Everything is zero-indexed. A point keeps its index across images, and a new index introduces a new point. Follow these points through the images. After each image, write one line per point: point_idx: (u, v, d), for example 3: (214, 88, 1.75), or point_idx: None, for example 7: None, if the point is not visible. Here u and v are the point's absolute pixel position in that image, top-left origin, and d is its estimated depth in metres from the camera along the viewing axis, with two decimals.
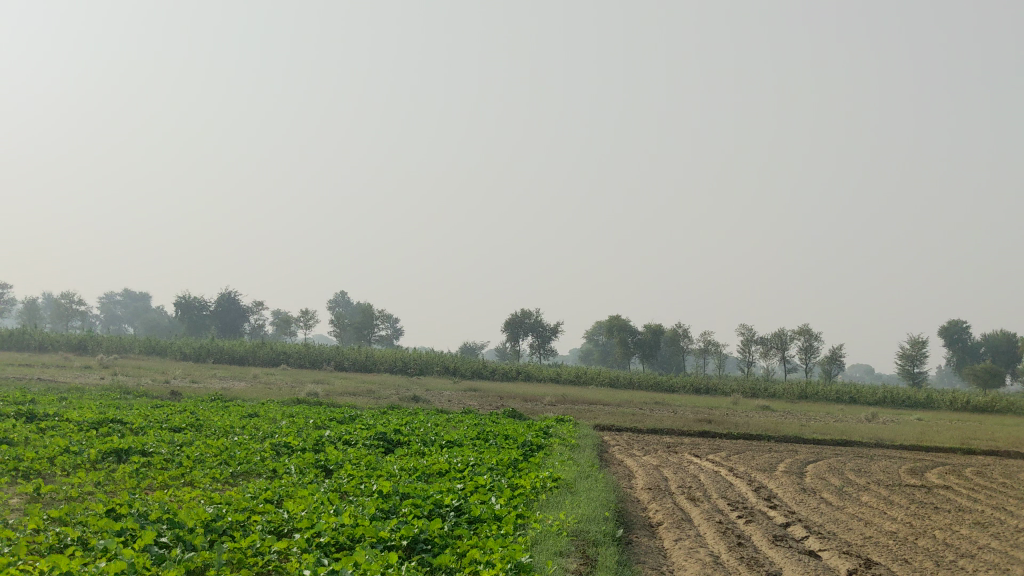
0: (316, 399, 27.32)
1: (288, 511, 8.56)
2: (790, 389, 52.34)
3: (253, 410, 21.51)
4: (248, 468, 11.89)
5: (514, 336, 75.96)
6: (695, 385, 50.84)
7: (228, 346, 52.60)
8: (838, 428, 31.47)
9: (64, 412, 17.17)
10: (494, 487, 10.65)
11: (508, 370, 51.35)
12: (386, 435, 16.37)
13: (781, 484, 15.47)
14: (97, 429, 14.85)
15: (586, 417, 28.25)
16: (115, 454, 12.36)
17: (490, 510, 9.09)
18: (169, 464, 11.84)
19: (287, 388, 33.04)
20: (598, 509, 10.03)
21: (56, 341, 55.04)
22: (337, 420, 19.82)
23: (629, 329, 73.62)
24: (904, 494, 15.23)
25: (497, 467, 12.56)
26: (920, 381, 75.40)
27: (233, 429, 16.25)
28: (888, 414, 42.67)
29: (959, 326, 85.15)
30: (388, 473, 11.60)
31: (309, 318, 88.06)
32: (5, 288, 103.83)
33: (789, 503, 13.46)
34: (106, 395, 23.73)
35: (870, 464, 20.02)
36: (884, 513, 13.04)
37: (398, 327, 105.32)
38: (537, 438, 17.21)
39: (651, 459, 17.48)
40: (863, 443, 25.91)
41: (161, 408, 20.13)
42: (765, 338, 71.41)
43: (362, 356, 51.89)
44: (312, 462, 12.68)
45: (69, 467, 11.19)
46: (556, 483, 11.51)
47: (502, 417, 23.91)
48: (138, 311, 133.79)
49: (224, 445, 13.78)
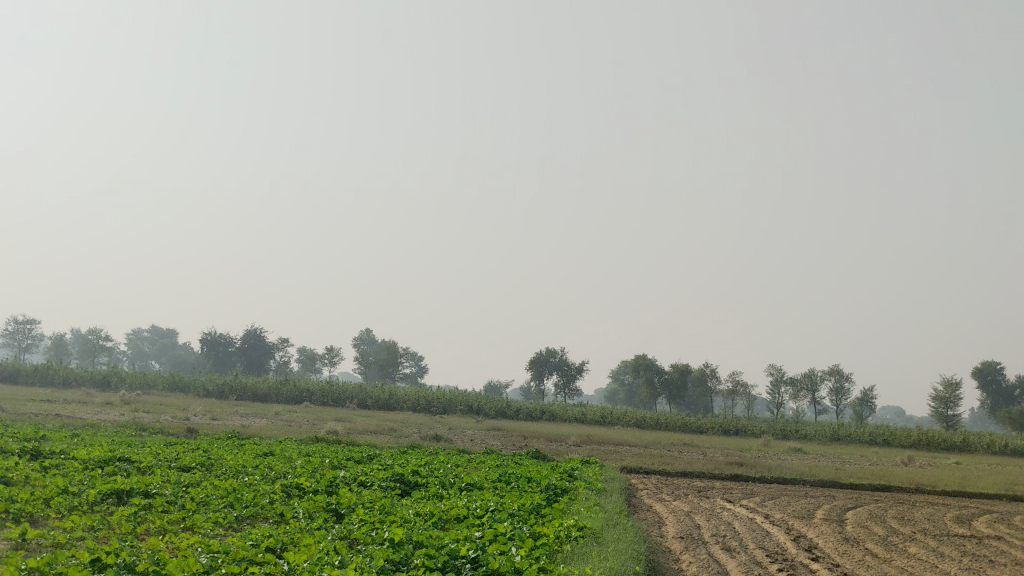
0: (336, 438, 26.63)
1: (288, 561, 7.86)
2: (822, 431, 50.88)
3: (269, 449, 20.81)
4: (254, 512, 11.23)
5: (539, 374, 74.94)
6: (723, 427, 49.66)
7: (250, 383, 52.07)
8: (874, 472, 30.28)
9: (71, 450, 16.49)
10: (515, 536, 9.91)
11: (533, 410, 50.43)
12: (404, 476, 15.66)
13: (820, 533, 14.52)
14: (102, 468, 14.24)
15: (612, 458, 27.32)
16: (115, 494, 11.72)
17: (510, 562, 8.35)
18: (171, 507, 11.19)
19: (305, 426, 32.39)
20: (627, 562, 9.22)
21: (80, 377, 54.61)
22: (354, 461, 19.03)
23: (655, 369, 72.55)
24: (953, 545, 14.24)
25: (520, 514, 11.78)
26: (953, 424, 73.56)
27: (244, 469, 15.60)
28: (925, 458, 41.22)
29: (993, 368, 83.08)
30: (402, 518, 10.89)
31: (334, 356, 87.73)
32: (33, 324, 104.33)
33: (832, 554, 12.57)
34: (120, 432, 23.05)
35: (913, 511, 18.99)
36: (935, 566, 12.14)
37: (423, 366, 104.84)
38: (561, 481, 16.37)
39: (681, 506, 16.58)
40: (903, 488, 24.76)
41: (174, 446, 19.47)
42: (795, 378, 70.03)
43: (385, 394, 51.15)
44: (323, 505, 11.96)
45: (65, 510, 10.58)
46: (581, 531, 10.71)
47: (527, 458, 23.11)
48: (163, 348, 134.07)
49: (233, 486, 13.09)
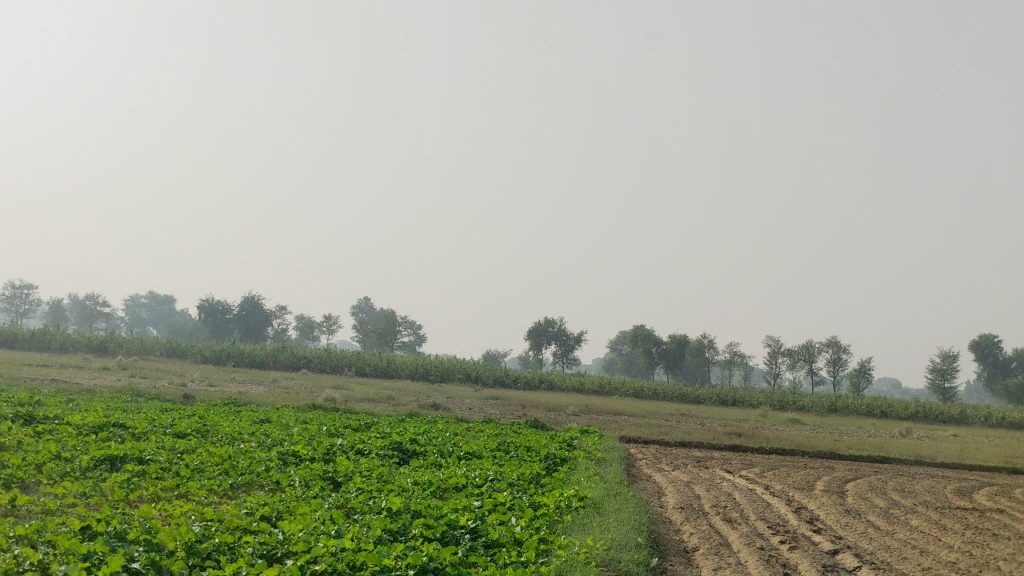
0: (333, 405, 26.54)
1: (283, 531, 7.68)
2: (820, 402, 50.83)
3: (265, 416, 20.67)
4: (250, 480, 11.06)
5: (537, 344, 74.93)
6: (721, 397, 49.64)
7: (248, 350, 51.96)
8: (873, 444, 30.20)
9: (65, 415, 16.31)
10: (515, 506, 9.74)
11: (531, 379, 50.38)
12: (402, 444, 15.50)
13: (822, 505, 14.39)
14: (97, 434, 14.07)
15: (610, 428, 27.21)
16: (109, 461, 11.55)
17: (510, 533, 8.17)
18: (166, 474, 11.04)
19: (303, 393, 32.30)
20: (629, 534, 9.05)
21: (77, 342, 54.47)
22: (352, 428, 18.89)
23: (653, 339, 72.50)
24: (956, 518, 14.11)
25: (519, 483, 11.63)
26: (950, 396, 73.68)
27: (241, 436, 15.44)
28: (923, 430, 41.19)
29: (990, 340, 83.05)
30: (400, 487, 10.71)
31: (332, 324, 87.67)
32: (31, 289, 104.14)
33: (834, 526, 12.43)
34: (116, 398, 22.92)
35: (914, 483, 18.88)
36: (939, 539, 12.00)
37: (421, 334, 104.85)
38: (561, 451, 16.20)
39: (681, 476, 16.45)
40: (902, 460, 24.67)
41: (169, 412, 19.31)
42: (793, 349, 70.00)
43: (383, 362, 51.08)
44: (320, 473, 11.79)
45: (57, 476, 10.41)
46: (582, 501, 10.55)
47: (526, 427, 22.99)
48: (161, 314, 134.01)
49: (228, 453, 12.92)
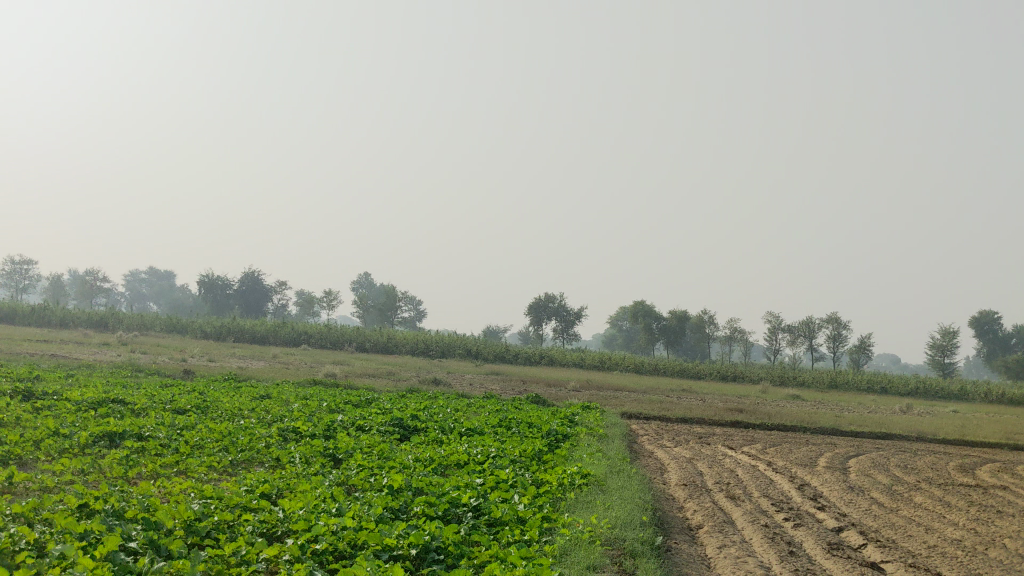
0: (333, 381, 26.47)
1: (283, 508, 7.58)
2: (820, 378, 50.80)
3: (265, 391, 20.60)
4: (250, 456, 10.97)
5: (537, 319, 74.92)
6: (722, 373, 49.61)
7: (248, 325, 51.88)
8: (874, 420, 30.13)
9: (64, 392, 16.20)
10: (517, 484, 9.64)
11: (531, 354, 50.36)
12: (403, 420, 15.41)
13: (825, 482, 14.32)
14: (96, 410, 13.96)
15: (611, 404, 27.15)
16: (107, 438, 11.45)
17: (513, 511, 8.08)
18: (165, 450, 10.96)
19: (304, 369, 32.27)
20: (633, 512, 8.96)
21: (77, 318, 54.33)
22: (352, 404, 18.83)
23: (653, 315, 72.43)
24: (960, 495, 14.03)
25: (522, 460, 11.53)
26: (949, 372, 73.69)
27: (241, 412, 15.33)
28: (924, 406, 41.16)
29: (990, 316, 82.93)
30: (402, 464, 10.61)
31: (332, 300, 87.57)
32: (31, 264, 103.90)
33: (837, 503, 12.36)
34: (116, 373, 22.86)
35: (916, 459, 18.79)
36: (943, 516, 11.93)
37: (421, 310, 104.80)
38: (562, 427, 16.10)
39: (683, 452, 16.39)
40: (903, 436, 24.59)
41: (169, 388, 19.23)
42: (793, 325, 69.93)
43: (383, 337, 50.98)
44: (320, 450, 11.68)
45: (55, 452, 10.30)
46: (585, 479, 10.45)
47: (526, 403, 22.91)
48: (161, 291, 133.79)
49: (227, 429, 12.81)
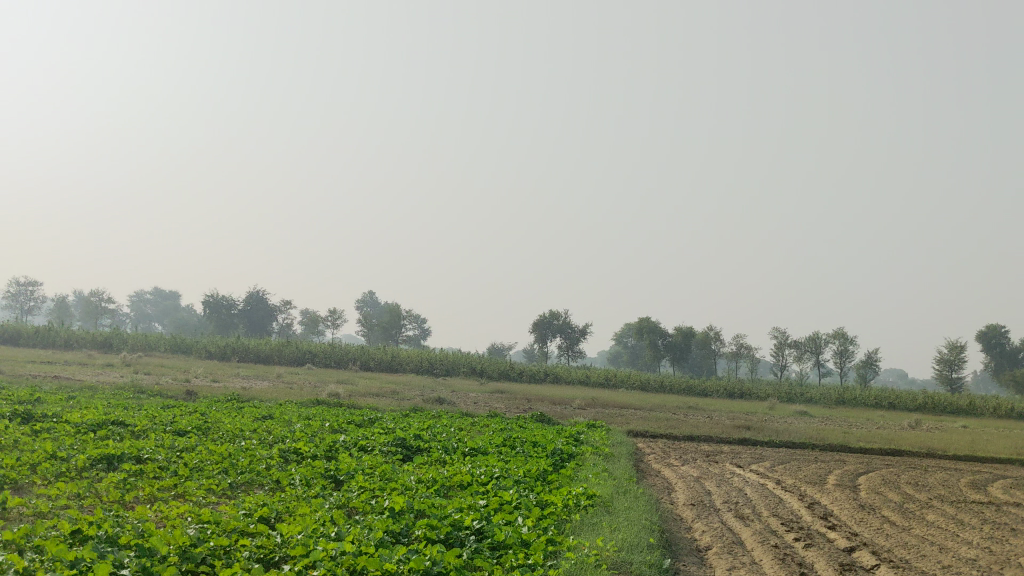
0: (336, 401, 26.30)
1: (281, 533, 7.40)
2: (827, 394, 50.44)
3: (268, 412, 20.41)
4: (249, 479, 10.79)
5: (542, 337, 74.72)
6: (728, 390, 49.30)
7: (253, 345, 51.74)
8: (883, 436, 29.82)
9: (64, 414, 16.04)
10: (521, 505, 9.44)
11: (536, 372, 50.13)
12: (406, 440, 15.22)
13: (835, 500, 14.09)
14: (95, 433, 13.79)
15: (617, 422, 26.90)
16: (105, 460, 11.29)
17: (517, 534, 7.89)
18: (163, 473, 10.79)
19: (307, 389, 32.11)
20: (640, 534, 8.77)
21: (81, 339, 54.27)
22: (355, 425, 18.65)
23: (659, 331, 72.15)
24: (973, 513, 13.78)
25: (525, 480, 11.33)
26: (957, 387, 73.23)
27: (242, 433, 15.16)
28: (932, 421, 40.81)
29: (998, 330, 82.42)
30: (404, 486, 10.42)
31: (337, 318, 87.47)
32: (36, 285, 103.98)
33: (849, 522, 12.14)
34: (118, 394, 22.70)
35: (927, 476, 18.54)
36: (956, 535, 11.69)
37: (426, 328, 104.63)
38: (568, 446, 15.90)
39: (691, 471, 16.16)
40: (914, 452, 24.29)
41: (171, 408, 19.06)
42: (799, 341, 69.59)
43: (388, 356, 50.79)
44: (321, 471, 11.49)
45: (52, 476, 10.15)
46: (591, 500, 10.24)
47: (531, 422, 22.67)
48: (166, 311, 133.75)
49: (228, 451, 12.64)
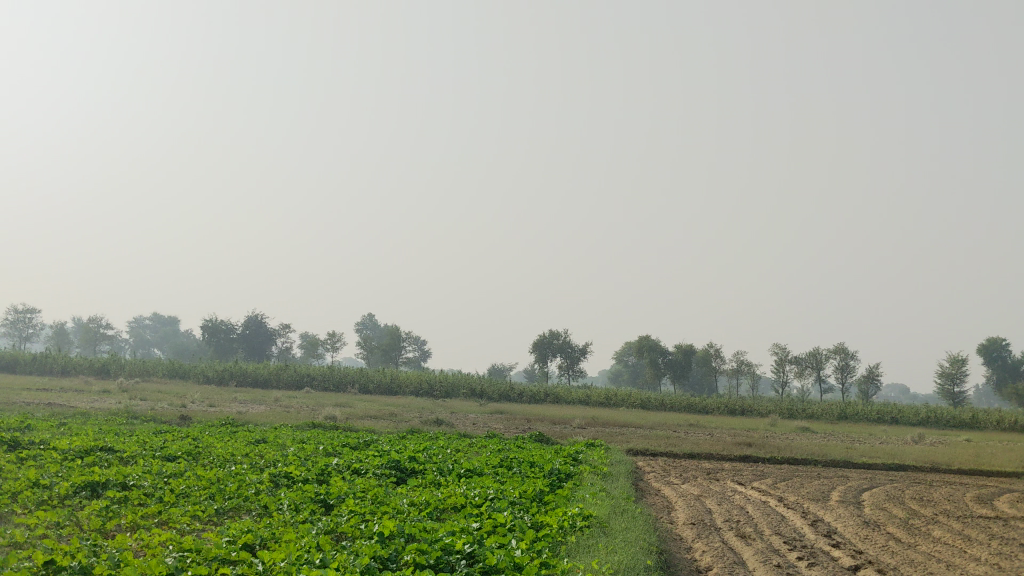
0: (332, 423, 25.96)
1: (263, 560, 7.15)
2: (829, 410, 50.02)
3: (262, 436, 20.08)
4: (236, 504, 10.52)
5: (541, 356, 74.42)
6: (729, 407, 49.03)
7: (251, 369, 51.37)
8: (886, 451, 29.53)
9: (52, 440, 15.73)
10: (515, 527, 9.16)
11: (536, 392, 49.77)
12: (400, 463, 14.92)
13: (839, 517, 13.77)
14: (82, 459, 13.51)
15: (617, 440, 26.64)
16: (89, 487, 11.02)
17: (509, 558, 7.59)
18: (149, 500, 10.52)
19: (304, 412, 31.81)
20: (638, 556, 8.48)
21: (78, 365, 53.92)
22: (349, 447, 18.35)
23: (659, 349, 71.81)
24: (979, 528, 13.52)
25: (520, 502, 11.04)
26: (959, 401, 72.79)
27: (233, 458, 14.86)
28: (935, 435, 40.49)
29: (999, 343, 82.06)
30: (394, 509, 10.14)
31: (336, 341, 87.13)
32: (34, 312, 103.62)
33: (853, 540, 11.83)
34: (110, 421, 22.35)
35: (931, 491, 18.23)
36: (964, 551, 11.40)
37: (426, 349, 104.31)
38: (565, 466, 15.59)
39: (691, 489, 15.88)
40: (917, 467, 24.00)
41: (162, 434, 18.71)
42: (799, 357, 69.25)
43: (387, 378, 50.45)
44: (311, 496, 11.21)
45: (33, 504, 9.88)
46: (587, 521, 9.96)
47: (530, 442, 22.40)
48: (165, 336, 133.47)
49: (216, 476, 12.34)
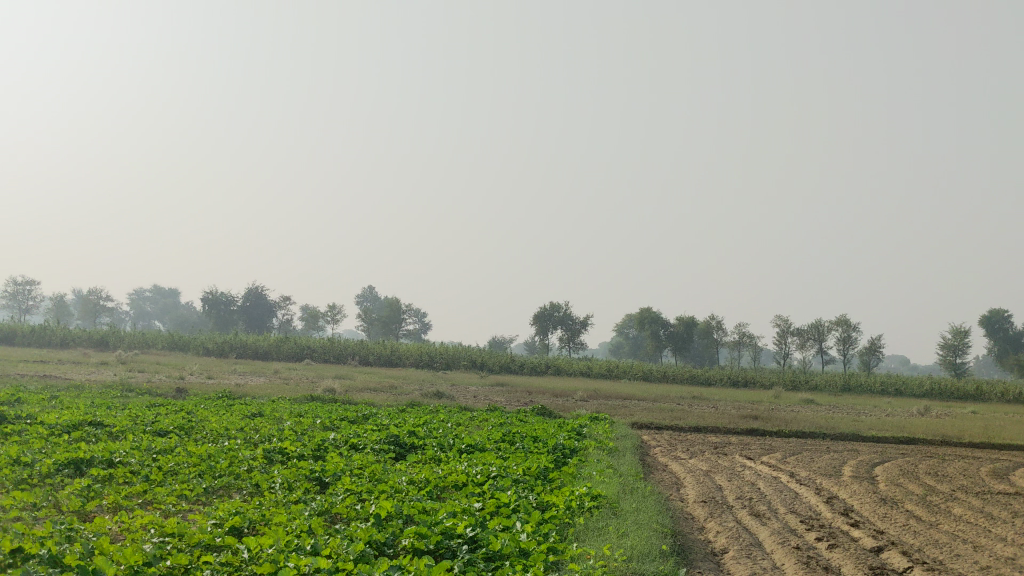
0: (331, 396, 25.47)
1: (249, 546, 6.64)
2: (832, 381, 49.60)
3: (258, 409, 19.58)
4: (227, 483, 10.00)
5: (543, 329, 74.00)
6: (731, 378, 48.64)
7: (251, 341, 50.93)
8: (894, 423, 29.02)
9: (39, 415, 15.23)
10: (518, 507, 8.67)
11: (537, 364, 49.37)
12: (399, 438, 14.42)
13: (854, 494, 13.29)
14: (70, 435, 12.98)
15: (620, 414, 26.12)
16: (74, 465, 10.52)
17: (514, 544, 7.09)
18: (135, 477, 10.01)
19: (303, 384, 31.33)
20: (650, 540, 7.98)
21: (78, 337, 53.41)
22: (348, 421, 17.89)
23: (660, 321, 71.28)
24: (1000, 505, 13.00)
25: (525, 479, 10.53)
26: (961, 373, 72.37)
27: (227, 433, 14.32)
28: (940, 407, 40.07)
29: (1001, 316, 81.50)
30: (392, 488, 9.62)
31: (336, 314, 86.69)
32: (35, 285, 103.07)
33: (872, 518, 11.33)
34: (105, 394, 21.91)
35: (946, 466, 17.69)
36: (987, 531, 10.89)
37: (426, 322, 103.98)
38: (570, 441, 15.05)
39: (701, 465, 15.37)
40: (926, 440, 23.47)
41: (155, 408, 18.22)
42: (801, 329, 68.80)
43: (387, 350, 49.97)
44: (305, 474, 10.67)
45: (11, 483, 9.39)
46: (596, 501, 9.43)
47: (532, 415, 21.90)
48: (166, 308, 133.06)
49: (207, 452, 11.85)
